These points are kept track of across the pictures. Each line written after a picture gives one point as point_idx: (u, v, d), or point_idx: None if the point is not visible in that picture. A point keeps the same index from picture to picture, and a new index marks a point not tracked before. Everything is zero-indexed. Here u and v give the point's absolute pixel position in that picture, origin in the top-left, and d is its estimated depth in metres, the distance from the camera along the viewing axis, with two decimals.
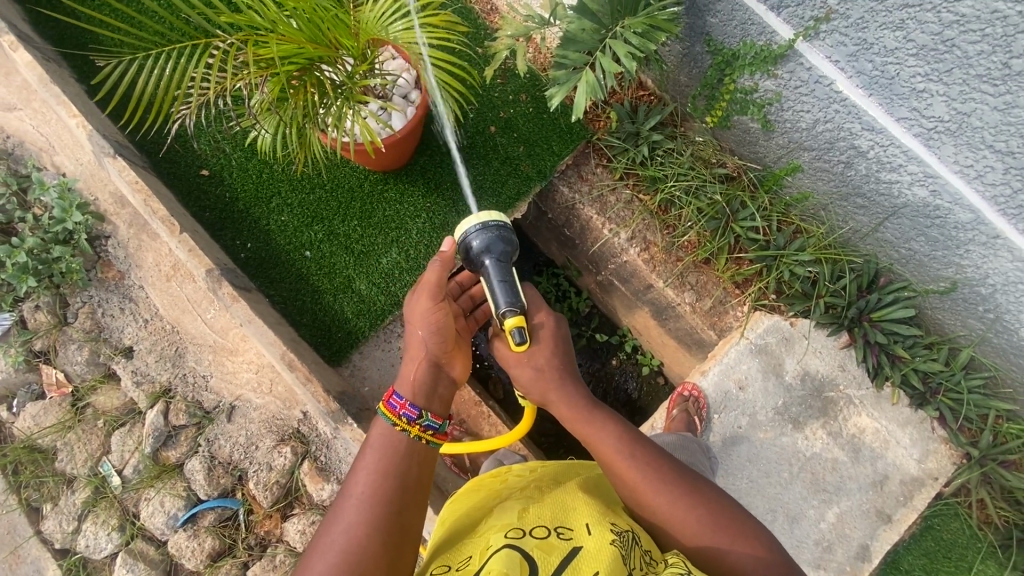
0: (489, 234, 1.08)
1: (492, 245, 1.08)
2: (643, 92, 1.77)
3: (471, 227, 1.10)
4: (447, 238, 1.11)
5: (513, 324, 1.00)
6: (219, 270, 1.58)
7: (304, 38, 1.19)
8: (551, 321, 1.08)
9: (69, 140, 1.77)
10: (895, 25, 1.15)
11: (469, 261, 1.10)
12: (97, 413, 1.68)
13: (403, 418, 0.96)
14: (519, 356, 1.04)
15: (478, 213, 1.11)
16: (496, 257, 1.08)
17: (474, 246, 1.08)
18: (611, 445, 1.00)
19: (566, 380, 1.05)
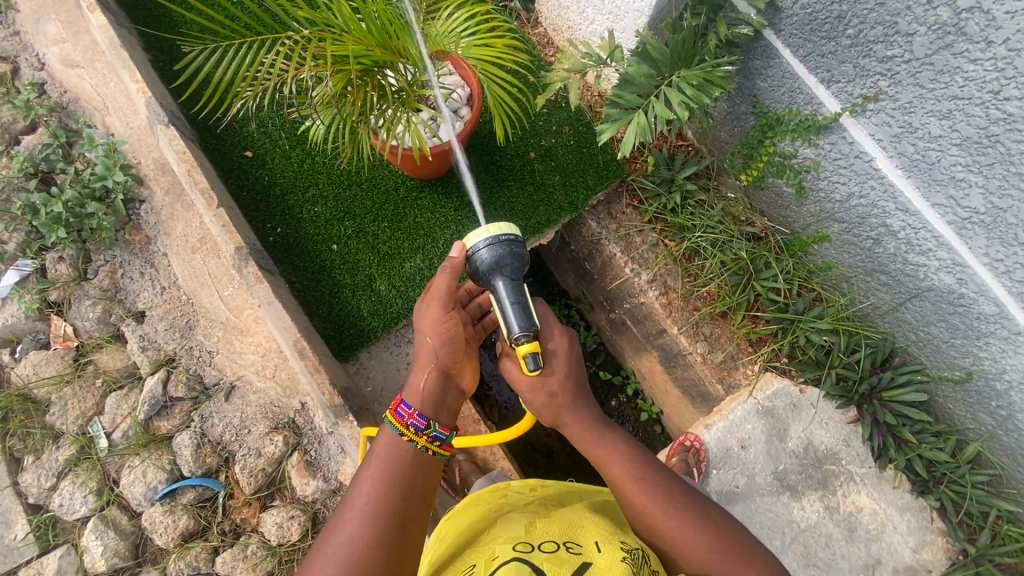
0: (501, 249, 1.06)
1: (503, 261, 1.05)
2: (683, 143, 1.83)
3: (481, 241, 1.07)
4: (457, 244, 1.09)
5: (527, 351, 0.99)
6: (248, 249, 1.60)
7: (374, 41, 1.22)
8: (564, 342, 1.07)
9: (123, 103, 1.82)
10: (942, 114, 1.18)
11: (478, 274, 1.08)
12: (97, 372, 1.67)
13: (412, 429, 0.98)
14: (532, 381, 1.03)
15: (488, 226, 1.08)
16: (507, 274, 1.06)
17: (484, 260, 1.06)
18: (622, 469, 1.04)
19: (579, 402, 1.06)
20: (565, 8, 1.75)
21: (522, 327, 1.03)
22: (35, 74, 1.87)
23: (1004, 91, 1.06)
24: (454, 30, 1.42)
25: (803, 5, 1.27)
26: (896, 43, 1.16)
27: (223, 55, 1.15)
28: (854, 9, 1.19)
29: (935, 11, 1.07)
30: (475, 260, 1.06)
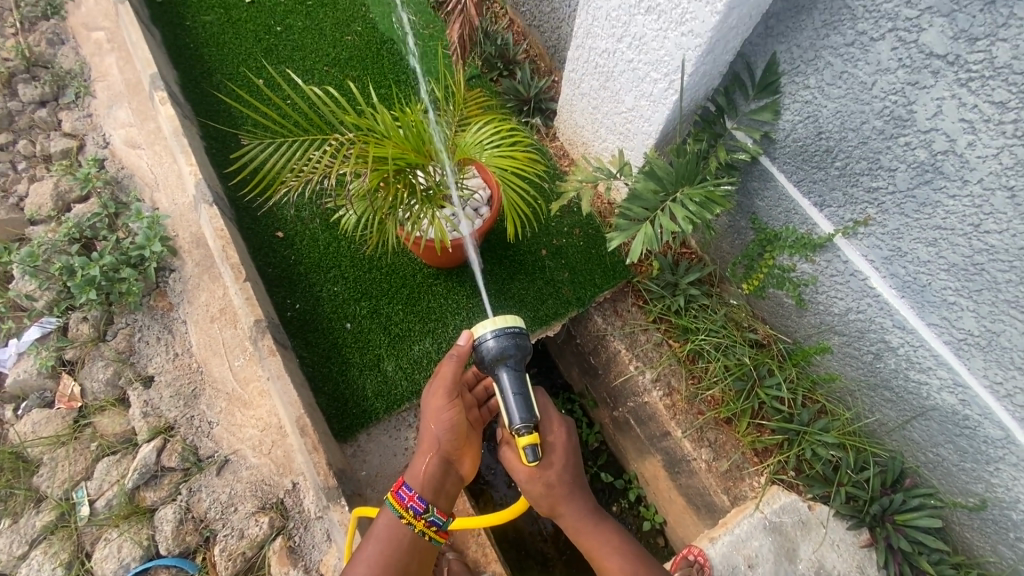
0: (506, 340, 1.09)
1: (508, 352, 1.09)
2: (686, 250, 1.95)
3: (489, 331, 1.10)
4: (464, 333, 1.15)
5: (528, 443, 1.04)
6: (266, 322, 1.65)
7: (410, 145, 1.39)
8: (562, 435, 1.14)
9: (173, 182, 1.99)
10: (928, 241, 1.26)
11: (483, 363, 1.11)
12: (94, 435, 1.65)
13: (410, 512, 1.06)
14: (531, 472, 1.10)
15: (495, 316, 1.11)
16: (511, 364, 1.10)
17: (490, 350, 1.09)
18: (614, 562, 1.10)
19: (576, 495, 1.13)
20: (580, 127, 1.96)
21: (523, 417, 1.07)
22: (99, 152, 2.07)
23: (983, 225, 1.14)
24: (481, 140, 1.57)
25: (795, 138, 1.42)
26: (880, 176, 1.28)
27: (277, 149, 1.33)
28: (840, 145, 1.33)
29: (913, 151, 1.19)
30: (482, 349, 1.10)
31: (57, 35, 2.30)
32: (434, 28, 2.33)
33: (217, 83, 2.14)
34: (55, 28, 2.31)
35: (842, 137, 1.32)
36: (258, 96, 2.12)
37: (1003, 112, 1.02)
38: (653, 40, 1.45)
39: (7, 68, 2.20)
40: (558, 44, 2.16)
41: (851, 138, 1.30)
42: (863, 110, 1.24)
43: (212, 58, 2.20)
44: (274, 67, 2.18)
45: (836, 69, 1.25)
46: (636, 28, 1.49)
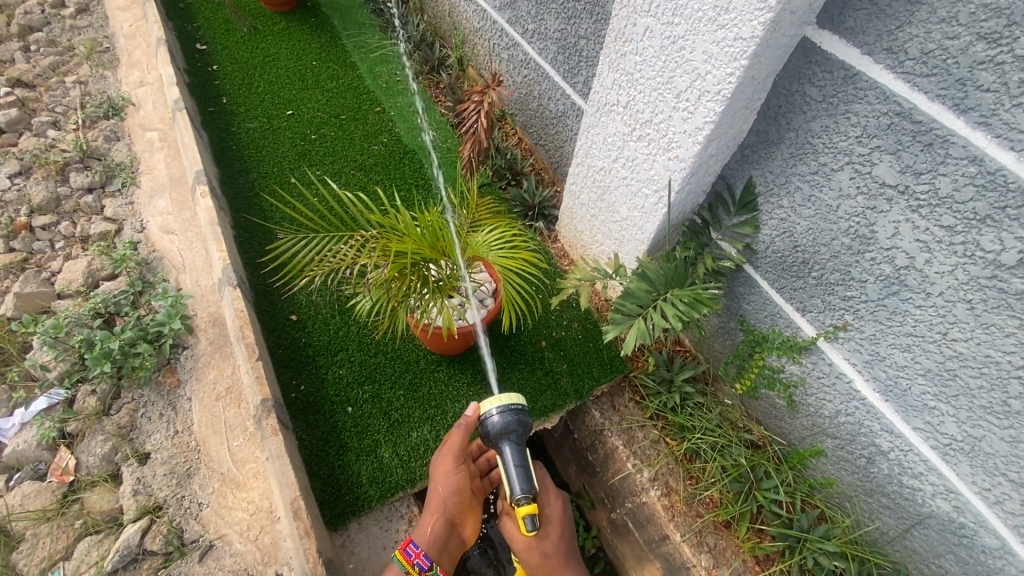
0: (510, 418, 1.21)
1: (511, 427, 1.21)
2: (680, 347, 2.05)
3: (494, 408, 1.23)
4: (471, 406, 1.33)
5: (527, 512, 1.15)
6: (272, 401, 1.69)
7: (425, 242, 1.54)
8: (556, 508, 1.35)
9: (200, 265, 2.14)
10: (903, 346, 1.34)
11: (489, 437, 1.24)
12: (80, 512, 1.61)
13: (415, 567, 1.29)
14: (530, 541, 1.27)
15: (500, 395, 1.24)
16: (513, 439, 1.22)
17: (495, 425, 1.21)
18: None
19: (568, 564, 1.30)
20: (580, 231, 2.14)
21: (523, 487, 1.20)
22: (135, 235, 2.24)
23: (950, 333, 1.23)
24: (489, 240, 1.73)
25: (774, 250, 1.57)
26: (852, 286, 1.40)
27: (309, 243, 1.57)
28: (815, 257, 1.47)
29: (879, 265, 1.32)
30: (487, 425, 1.23)
31: (115, 133, 2.59)
32: (452, 142, 2.63)
33: (253, 180, 2.38)
34: (113, 127, 2.60)
35: (816, 250, 1.46)
36: (289, 193, 2.34)
37: (952, 235, 1.16)
38: (644, 161, 1.66)
39: (64, 157, 2.41)
40: (561, 161, 2.42)
41: (824, 252, 1.44)
42: (831, 228, 1.40)
43: (251, 158, 2.46)
44: (306, 169, 2.44)
45: (805, 192, 1.43)
46: (629, 152, 1.71)
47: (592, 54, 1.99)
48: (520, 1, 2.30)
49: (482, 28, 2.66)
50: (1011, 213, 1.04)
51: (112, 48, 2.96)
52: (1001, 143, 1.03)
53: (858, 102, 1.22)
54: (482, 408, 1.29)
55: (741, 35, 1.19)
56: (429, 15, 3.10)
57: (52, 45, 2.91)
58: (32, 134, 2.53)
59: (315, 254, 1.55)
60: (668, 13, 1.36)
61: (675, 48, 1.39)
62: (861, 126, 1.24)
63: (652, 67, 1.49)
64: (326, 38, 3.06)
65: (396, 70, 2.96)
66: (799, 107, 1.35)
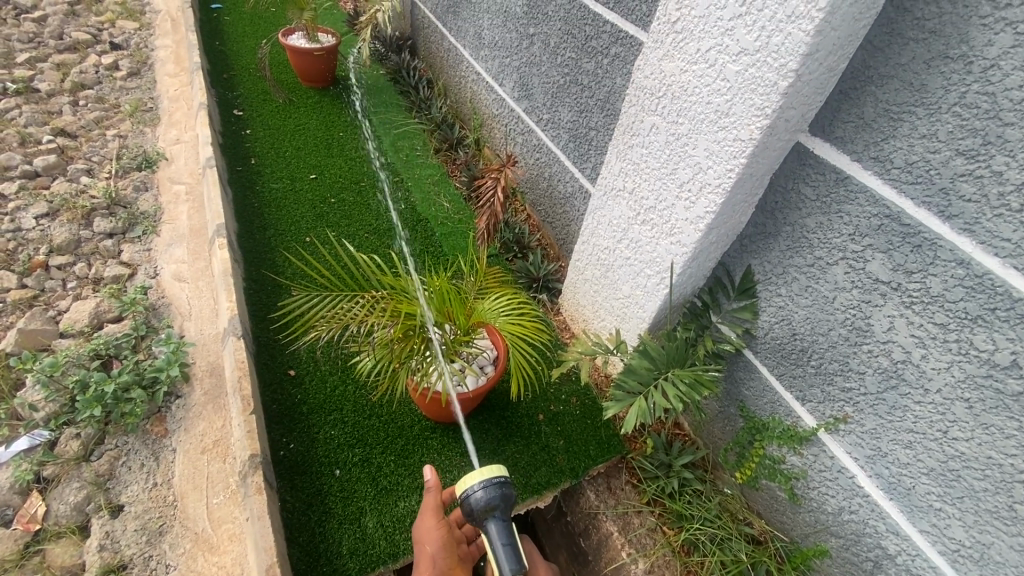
0: (493, 493, 1.19)
1: (494, 503, 1.18)
2: (680, 431, 2.03)
3: (477, 483, 1.20)
4: (429, 468, 1.38)
5: None
6: (261, 457, 1.65)
7: (432, 306, 1.58)
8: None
9: (205, 315, 2.17)
10: (905, 443, 1.33)
11: (471, 514, 1.20)
12: (40, 565, 1.52)
13: None
14: None
15: (482, 469, 1.23)
16: (498, 514, 1.19)
17: (478, 501, 1.18)
18: None
19: None
20: (582, 306, 2.18)
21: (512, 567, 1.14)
22: (146, 281, 2.29)
23: (951, 431, 1.23)
24: (496, 309, 1.78)
25: (772, 336, 1.60)
26: (851, 377, 1.42)
27: (322, 299, 1.65)
28: (813, 346, 1.50)
29: (876, 358, 1.35)
30: (472, 501, 1.18)
31: (144, 184, 2.71)
32: (464, 215, 2.76)
33: (269, 236, 2.47)
34: (144, 178, 2.73)
35: (814, 340, 1.49)
36: (303, 251, 2.42)
37: (946, 332, 1.19)
38: (647, 244, 1.74)
39: (91, 203, 2.52)
40: (567, 239, 2.52)
41: (821, 341, 1.47)
42: (828, 319, 1.43)
43: (271, 216, 2.56)
44: (321, 230, 2.54)
45: (801, 282, 1.48)
46: (633, 234, 1.79)
47: (601, 144, 2.14)
48: (536, 94, 2.51)
49: (500, 115, 2.88)
50: (1002, 314, 1.09)
51: (155, 108, 3.18)
52: (985, 248, 1.09)
53: (849, 204, 1.31)
54: (461, 486, 1.25)
55: (740, 136, 1.31)
56: (452, 100, 3.36)
57: (100, 102, 3.13)
58: (65, 179, 2.66)
59: (325, 309, 1.63)
60: (673, 114, 1.49)
61: (678, 144, 1.51)
62: (853, 225, 1.31)
63: (656, 159, 1.60)
64: (354, 113, 3.30)
65: (416, 145, 3.15)
66: (795, 204, 1.44)
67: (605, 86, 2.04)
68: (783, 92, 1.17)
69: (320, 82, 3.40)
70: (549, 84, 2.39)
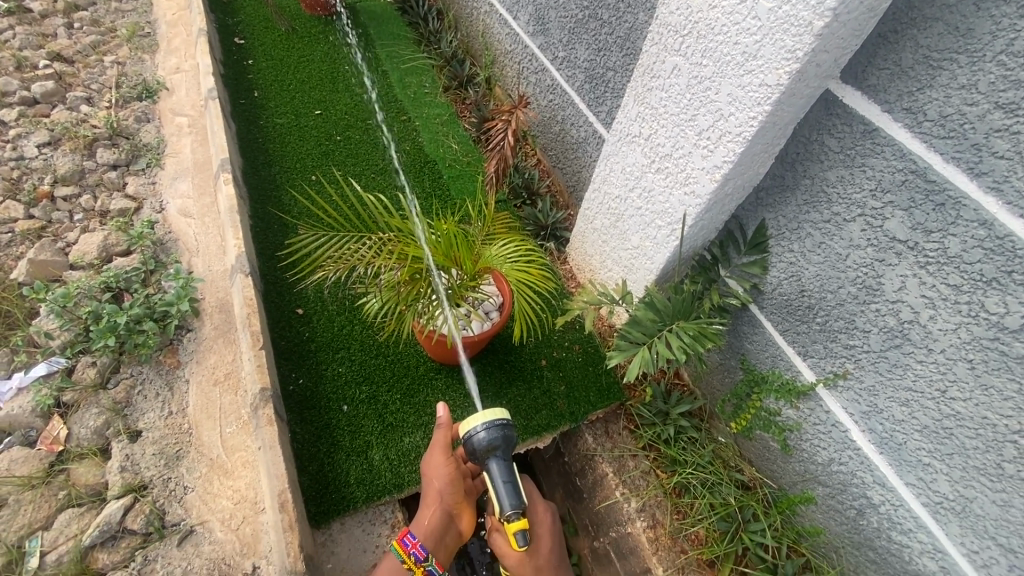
0: (496, 434, 1.23)
1: (496, 443, 1.22)
2: (679, 381, 2.06)
3: (480, 424, 1.24)
4: (442, 405, 1.43)
5: (518, 527, 1.16)
6: (271, 391, 1.70)
7: (440, 249, 1.57)
8: (546, 520, 1.41)
9: (212, 251, 2.17)
10: (901, 400, 1.35)
11: (474, 453, 1.25)
12: (65, 483, 1.61)
13: (411, 557, 1.25)
14: (521, 557, 1.29)
15: (485, 411, 1.26)
16: (500, 454, 1.24)
17: (480, 442, 1.23)
18: None
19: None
20: (589, 255, 2.17)
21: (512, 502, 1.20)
22: (153, 215, 2.27)
23: (949, 391, 1.24)
24: (503, 254, 1.78)
25: (780, 292, 1.59)
26: (856, 335, 1.42)
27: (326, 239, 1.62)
28: (820, 304, 1.49)
29: (883, 317, 1.34)
30: (476, 440, 1.23)
31: (146, 115, 2.64)
32: (472, 156, 2.69)
33: (275, 174, 2.43)
34: (145, 109, 2.65)
35: (822, 296, 1.48)
36: (312, 189, 2.40)
37: (958, 293, 1.17)
38: (660, 193, 1.70)
39: (93, 133, 2.46)
40: (577, 185, 2.46)
41: (829, 299, 1.46)
42: (839, 276, 1.42)
43: (275, 152, 2.51)
44: (327, 168, 2.49)
45: (815, 239, 1.45)
46: (646, 183, 1.74)
47: (618, 85, 2.04)
48: (552, 29, 2.37)
49: (513, 51, 2.74)
50: (1018, 277, 1.06)
51: (153, 34, 3.04)
52: (1012, 209, 1.05)
53: (875, 157, 1.26)
54: (465, 426, 1.29)
55: (767, 81, 1.24)
56: (463, 33, 3.19)
57: (95, 25, 2.99)
58: (66, 107, 2.59)
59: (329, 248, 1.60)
60: (697, 55, 1.41)
61: (701, 88, 1.43)
62: (876, 180, 1.27)
63: (676, 103, 1.53)
64: (360, 45, 3.15)
65: (425, 82, 3.02)
66: (816, 156, 1.39)
67: (627, 22, 1.93)
68: (817, 33, 1.10)
69: (324, 10, 3.22)
70: (567, 19, 2.25)
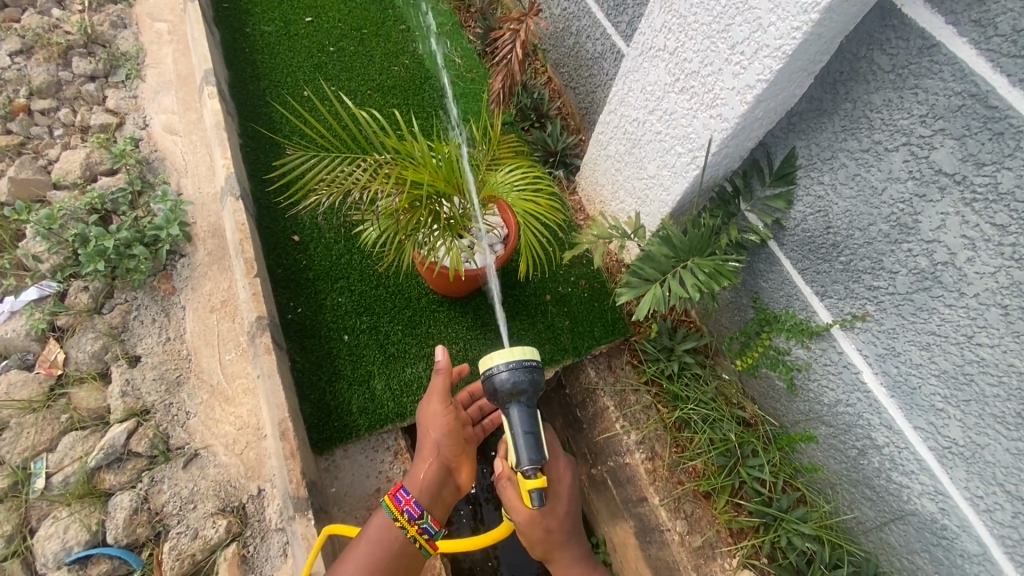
0: (521, 376, 1.17)
1: (520, 387, 1.17)
2: (686, 318, 2.01)
3: (505, 362, 1.18)
4: (441, 349, 1.37)
5: (535, 485, 1.13)
6: (268, 320, 1.66)
7: (442, 175, 1.46)
8: (559, 475, 1.38)
9: (202, 173, 2.06)
10: (922, 344, 1.29)
11: (495, 393, 1.19)
12: (67, 406, 1.62)
13: (404, 517, 1.23)
14: (531, 516, 1.26)
15: (513, 349, 1.20)
16: (523, 400, 1.19)
17: (503, 382, 1.17)
18: None
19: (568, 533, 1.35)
20: (601, 185, 2.05)
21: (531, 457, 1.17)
22: (136, 132, 2.13)
23: (976, 337, 1.18)
24: (509, 181, 1.67)
25: (803, 228, 1.49)
26: (881, 276, 1.34)
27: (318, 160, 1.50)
28: (846, 242, 1.39)
29: (914, 258, 1.25)
30: (500, 380, 1.17)
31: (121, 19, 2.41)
32: (478, 73, 2.48)
33: (264, 89, 2.25)
34: (120, 11, 2.42)
35: (849, 234, 1.38)
36: (304, 108, 2.23)
37: (1004, 234, 1.08)
38: (682, 117, 1.55)
39: (66, 39, 2.26)
40: (591, 107, 2.28)
41: (857, 237, 1.36)
42: (871, 212, 1.31)
43: (264, 65, 2.31)
44: (320, 83, 2.30)
45: (850, 170, 1.33)
46: (668, 104, 1.59)
47: None
48: None
49: None
50: None
51: None
52: None
53: (930, 78, 1.11)
54: (488, 362, 1.22)
55: None
56: None
57: None
58: (34, 10, 2.36)
59: (322, 172, 1.47)
60: None
61: None
62: (928, 105, 1.13)
63: (708, 11, 1.35)
64: None
65: None
66: (863, 75, 1.24)
67: None
68: None
69: None
70: None
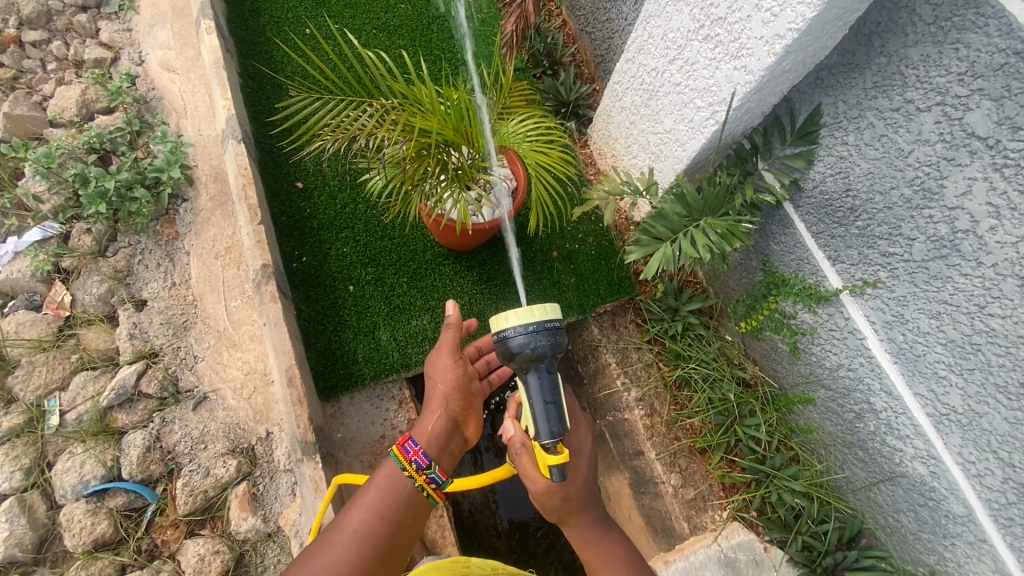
0: (540, 340, 1.15)
1: (541, 351, 1.15)
2: (692, 278, 2.00)
3: (522, 324, 1.15)
4: (452, 304, 1.36)
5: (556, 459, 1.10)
6: (273, 268, 1.65)
7: (450, 122, 1.41)
8: (578, 442, 1.30)
9: (201, 114, 1.99)
10: (932, 313, 1.28)
11: (513, 356, 1.17)
12: (77, 347, 1.64)
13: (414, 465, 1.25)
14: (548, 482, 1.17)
15: (532, 312, 1.16)
16: (542, 368, 1.19)
17: (519, 343, 1.14)
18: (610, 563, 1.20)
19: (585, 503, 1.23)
20: (614, 139, 1.98)
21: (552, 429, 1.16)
22: (132, 68, 2.04)
23: (988, 307, 1.17)
24: (520, 131, 1.64)
25: (822, 190, 1.45)
26: (898, 242, 1.31)
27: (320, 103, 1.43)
28: (865, 205, 1.35)
29: (934, 225, 1.22)
30: (517, 342, 1.14)
31: None
32: (489, 13, 2.34)
33: (264, 24, 2.13)
34: None
35: (869, 198, 1.34)
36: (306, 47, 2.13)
37: None
38: (704, 68, 1.47)
39: None
40: (607, 54, 2.17)
41: (877, 201, 1.32)
42: (895, 176, 1.27)
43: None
44: (323, 20, 2.18)
45: (876, 130, 1.28)
46: (690, 53, 1.50)
47: None
48: None
49: None
50: None
51: None
52: None
53: (974, 32, 1.04)
54: (503, 325, 1.18)
55: None
56: None
57: None
58: None
59: (325, 116, 1.41)
60: None
61: None
62: (968, 62, 1.07)
63: None
64: None
65: None
66: (902, 27, 1.16)
67: None
68: None
69: None
70: None
